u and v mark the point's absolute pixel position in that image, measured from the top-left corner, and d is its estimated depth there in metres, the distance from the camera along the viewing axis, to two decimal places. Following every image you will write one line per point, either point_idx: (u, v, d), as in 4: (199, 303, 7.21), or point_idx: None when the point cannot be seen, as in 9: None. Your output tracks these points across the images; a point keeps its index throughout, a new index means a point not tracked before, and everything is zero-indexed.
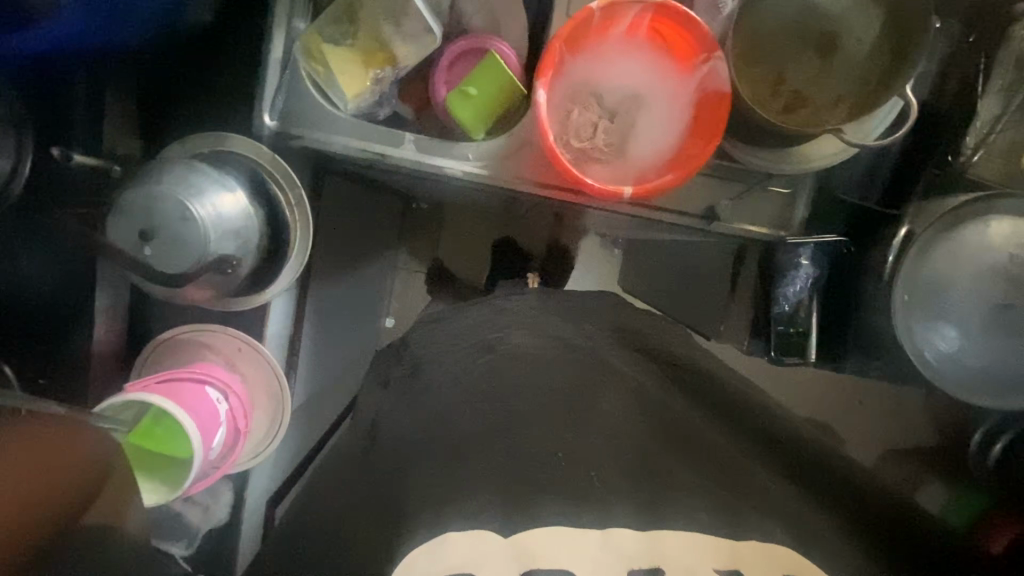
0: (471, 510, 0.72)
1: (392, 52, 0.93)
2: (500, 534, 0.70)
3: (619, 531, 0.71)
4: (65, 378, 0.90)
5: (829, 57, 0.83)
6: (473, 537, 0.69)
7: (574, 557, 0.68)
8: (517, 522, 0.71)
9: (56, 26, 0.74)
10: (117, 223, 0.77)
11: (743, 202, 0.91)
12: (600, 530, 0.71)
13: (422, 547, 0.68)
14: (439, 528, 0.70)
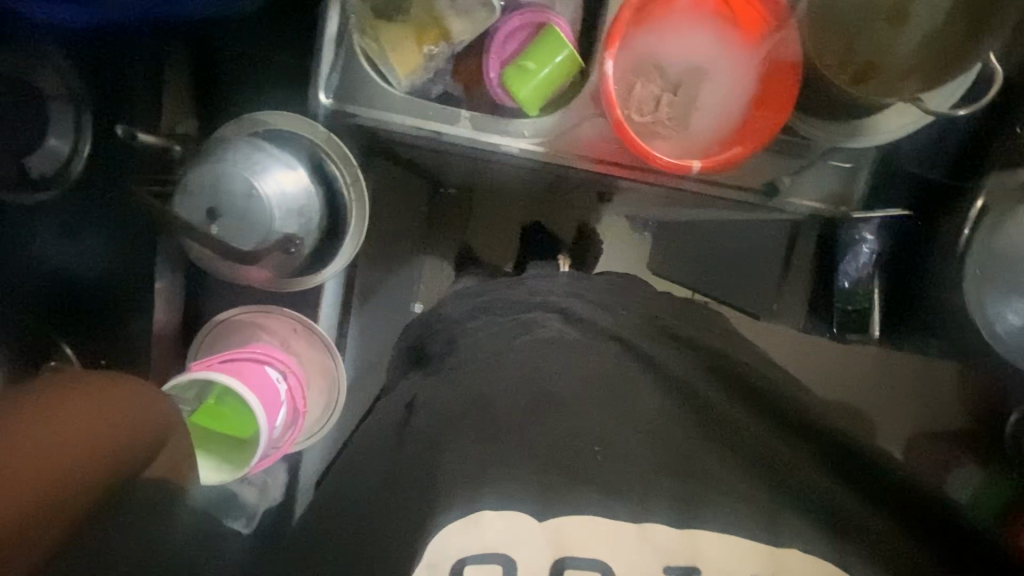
0: (507, 490, 0.62)
1: (446, 27, 0.92)
2: (535, 518, 0.61)
3: (656, 522, 0.62)
4: (128, 358, 0.92)
5: (901, 25, 0.80)
6: (507, 519, 0.61)
7: (610, 550, 0.62)
8: (553, 504, 0.62)
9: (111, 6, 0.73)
10: (184, 201, 0.78)
11: (801, 176, 0.91)
12: (639, 523, 0.62)
13: (458, 522, 0.61)
14: (474, 507, 0.61)
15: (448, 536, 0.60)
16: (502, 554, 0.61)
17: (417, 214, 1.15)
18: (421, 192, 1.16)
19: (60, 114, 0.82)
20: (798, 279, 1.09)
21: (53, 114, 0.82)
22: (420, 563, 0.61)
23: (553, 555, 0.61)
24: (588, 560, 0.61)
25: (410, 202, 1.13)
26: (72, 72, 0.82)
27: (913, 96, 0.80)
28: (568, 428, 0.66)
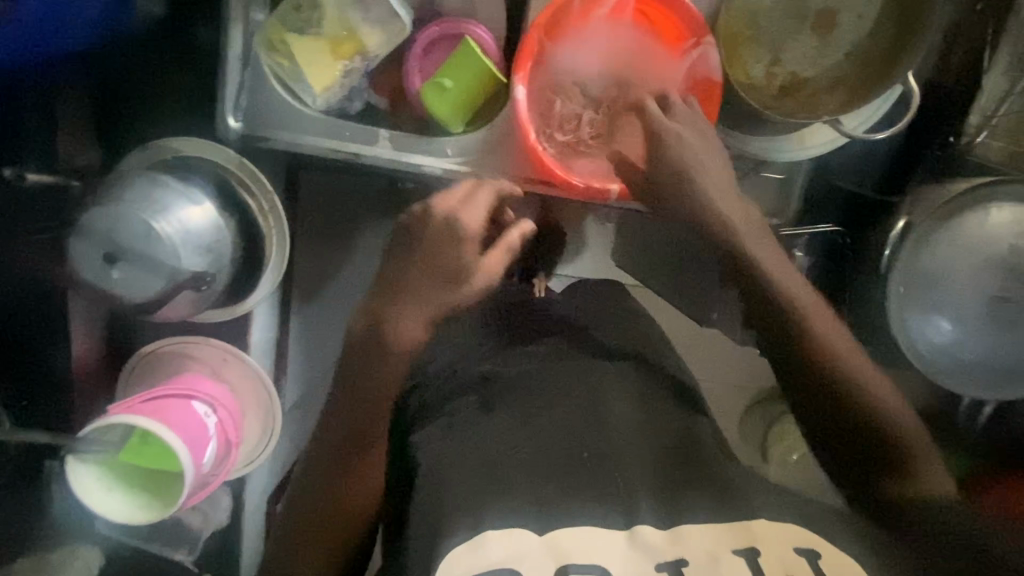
0: (508, 509, 0.63)
1: (360, 39, 0.87)
2: (537, 533, 0.61)
3: (645, 525, 0.62)
4: (52, 403, 0.89)
5: (826, 35, 0.77)
6: (509, 534, 0.61)
7: (609, 555, 0.60)
8: (550, 514, 0.63)
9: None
10: (81, 244, 0.73)
11: (737, 187, 0.88)
12: (629, 530, 0.62)
13: (461, 546, 0.60)
14: (478, 529, 0.61)
15: (456, 559, 0.59)
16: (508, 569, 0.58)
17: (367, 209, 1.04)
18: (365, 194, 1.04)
19: None
20: None
21: None
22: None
23: (556, 564, 0.58)
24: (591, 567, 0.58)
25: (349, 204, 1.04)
26: None
27: (839, 110, 0.76)
28: (525, 454, 0.69)
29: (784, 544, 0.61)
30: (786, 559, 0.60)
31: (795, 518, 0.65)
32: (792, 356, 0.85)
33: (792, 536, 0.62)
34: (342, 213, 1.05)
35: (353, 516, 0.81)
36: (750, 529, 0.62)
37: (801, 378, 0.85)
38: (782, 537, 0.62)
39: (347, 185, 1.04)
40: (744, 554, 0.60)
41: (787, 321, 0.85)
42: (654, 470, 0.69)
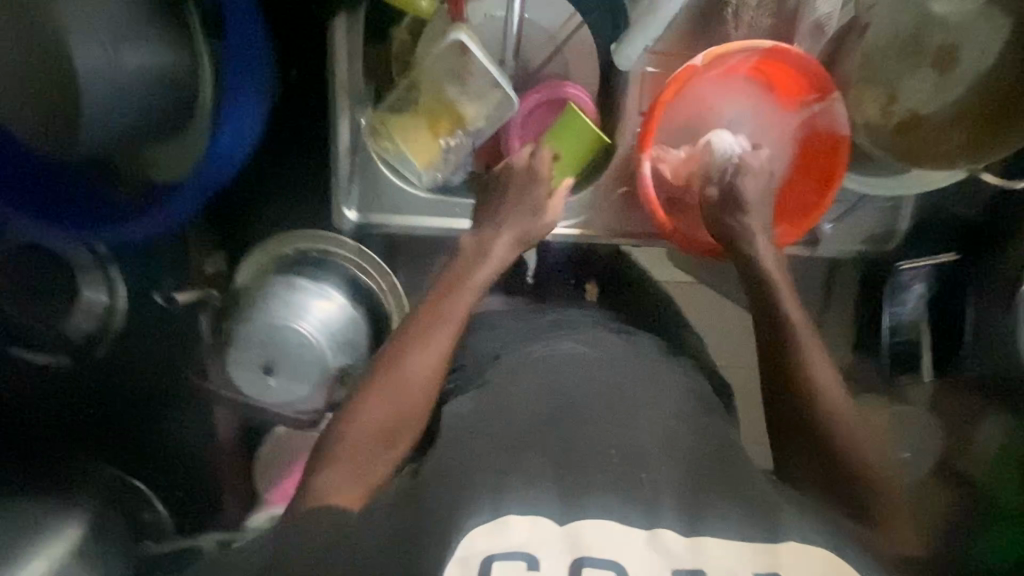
0: (529, 486, 0.52)
1: (459, 112, 0.85)
2: (557, 523, 0.50)
3: (668, 529, 0.51)
4: (203, 489, 0.95)
5: (946, 71, 0.75)
6: (532, 522, 0.49)
7: (630, 551, 0.49)
8: (580, 503, 0.51)
9: (166, 214, 0.73)
10: (240, 357, 0.77)
11: (846, 219, 0.90)
12: (651, 531, 0.51)
13: (483, 525, 0.48)
14: (501, 510, 0.49)
15: (476, 537, 0.47)
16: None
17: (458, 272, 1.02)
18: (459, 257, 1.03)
19: (87, 274, 0.79)
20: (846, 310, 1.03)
21: (82, 273, 0.79)
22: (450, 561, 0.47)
23: (569, 553, 0.48)
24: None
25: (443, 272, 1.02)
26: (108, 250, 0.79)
27: (965, 150, 0.76)
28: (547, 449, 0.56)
29: (808, 573, 0.51)
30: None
31: (826, 538, 0.54)
32: (791, 444, 0.66)
33: (817, 563, 0.51)
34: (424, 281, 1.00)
35: (406, 394, 0.67)
36: (777, 556, 0.51)
37: (808, 465, 0.64)
38: (810, 564, 0.51)
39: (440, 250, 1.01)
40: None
41: (815, 414, 0.65)
42: (723, 438, 0.63)
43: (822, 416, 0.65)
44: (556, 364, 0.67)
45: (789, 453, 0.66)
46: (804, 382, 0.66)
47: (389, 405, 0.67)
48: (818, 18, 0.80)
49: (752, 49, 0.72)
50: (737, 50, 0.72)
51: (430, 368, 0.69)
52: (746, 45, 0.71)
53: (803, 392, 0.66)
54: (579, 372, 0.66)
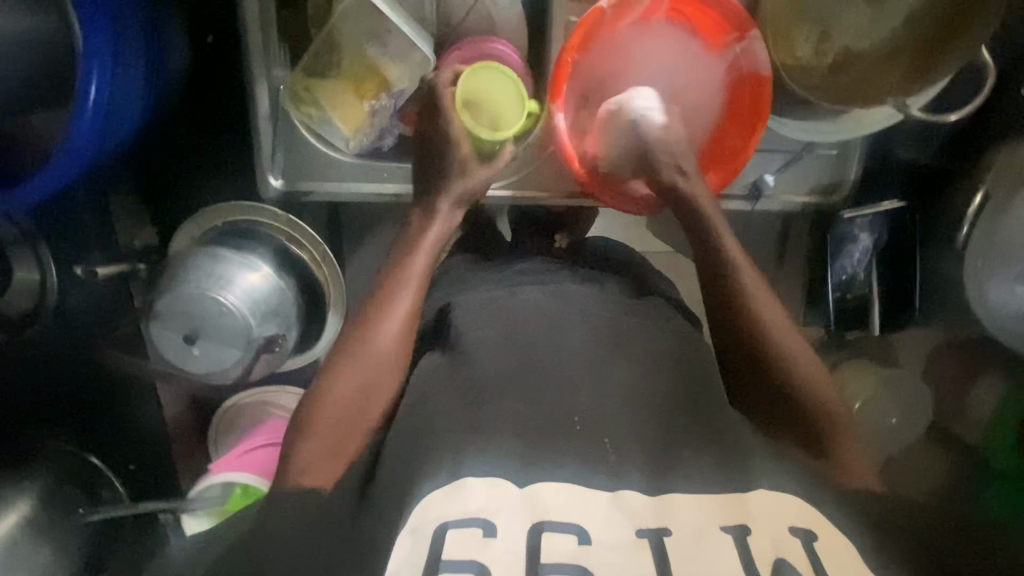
0: (490, 452, 0.52)
1: (383, 75, 0.83)
2: (514, 484, 0.50)
3: (631, 489, 0.51)
4: (155, 464, 0.98)
5: (878, 4, 0.71)
6: (491, 484, 0.50)
7: (591, 513, 0.49)
8: (536, 467, 0.52)
9: (35, 180, 0.65)
10: (159, 330, 0.77)
11: (789, 171, 0.84)
12: (614, 490, 0.51)
13: (441, 489, 0.50)
14: (457, 474, 0.50)
15: (430, 506, 0.49)
16: (476, 562, 0.46)
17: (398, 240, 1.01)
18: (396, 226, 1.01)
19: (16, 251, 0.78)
20: (799, 268, 0.97)
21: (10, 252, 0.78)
22: (402, 530, 0.49)
23: (529, 518, 0.48)
24: (564, 566, 0.46)
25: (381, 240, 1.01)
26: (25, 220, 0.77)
27: (899, 87, 0.71)
28: (508, 408, 0.56)
29: (779, 521, 0.49)
30: (779, 539, 0.48)
31: (797, 488, 0.53)
32: (740, 382, 0.66)
33: (792, 511, 0.50)
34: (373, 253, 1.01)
35: (377, 361, 0.65)
36: (746, 504, 0.50)
37: (754, 395, 0.65)
38: (779, 513, 0.50)
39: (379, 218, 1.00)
40: (733, 532, 0.48)
41: (761, 353, 0.65)
42: (658, 368, 0.63)
43: (766, 354, 0.64)
44: (510, 302, 0.67)
45: (742, 391, 0.66)
46: (749, 322, 0.65)
47: (359, 373, 0.64)
48: None
49: None
50: None
51: (404, 326, 0.67)
52: None
53: (749, 331, 0.65)
54: (518, 310, 0.66)
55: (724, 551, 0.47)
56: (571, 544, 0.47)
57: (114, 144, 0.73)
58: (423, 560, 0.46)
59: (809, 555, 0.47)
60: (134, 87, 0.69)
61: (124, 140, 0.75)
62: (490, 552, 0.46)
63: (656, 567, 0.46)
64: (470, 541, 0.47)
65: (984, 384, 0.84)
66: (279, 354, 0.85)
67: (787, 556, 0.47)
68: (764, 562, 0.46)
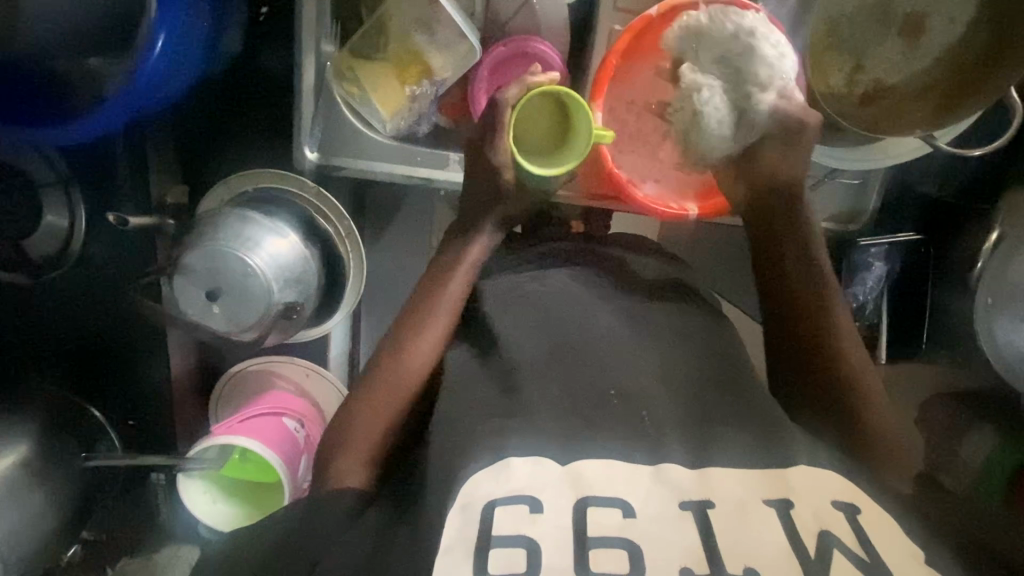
0: (533, 434, 0.55)
1: (427, 63, 0.86)
2: (558, 463, 0.53)
3: (674, 464, 0.53)
4: (152, 426, 0.97)
5: (913, 40, 0.74)
6: (534, 464, 0.52)
7: (633, 488, 0.51)
8: (579, 448, 0.54)
9: (93, 117, 0.68)
10: (184, 282, 0.78)
11: (811, 195, 0.86)
12: (656, 466, 0.53)
13: (486, 469, 0.52)
14: (500, 454, 0.53)
15: (478, 483, 0.51)
16: (525, 537, 0.48)
17: (421, 225, 1.03)
18: (421, 212, 1.03)
19: (50, 195, 0.80)
20: None
21: (45, 194, 0.81)
22: (453, 506, 0.51)
23: (573, 496, 0.50)
24: (611, 541, 0.48)
25: (405, 224, 1.03)
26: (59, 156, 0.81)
27: (927, 119, 0.73)
28: (541, 390, 0.59)
29: (821, 495, 0.52)
30: (821, 511, 0.50)
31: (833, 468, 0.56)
32: (794, 377, 0.69)
33: (830, 485, 0.53)
34: (394, 235, 1.03)
35: (404, 380, 0.70)
36: (787, 481, 0.53)
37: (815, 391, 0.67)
38: (821, 489, 0.52)
39: (404, 203, 1.02)
40: (777, 506, 0.51)
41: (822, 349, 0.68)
42: (672, 367, 0.65)
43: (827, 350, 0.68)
44: (546, 293, 0.70)
45: (795, 386, 0.69)
46: (812, 318, 0.69)
47: (388, 402, 0.70)
48: None
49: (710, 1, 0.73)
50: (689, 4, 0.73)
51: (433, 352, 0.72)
52: None
53: (812, 328, 0.69)
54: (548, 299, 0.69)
55: (770, 522, 0.49)
56: (618, 519, 0.49)
57: (164, 97, 0.75)
58: (475, 533, 0.48)
59: (852, 527, 0.50)
60: (193, 43, 0.72)
61: (170, 97, 0.77)
62: (539, 528, 0.48)
63: (701, 538, 0.48)
64: (517, 517, 0.49)
65: (973, 438, 0.85)
66: (293, 322, 0.86)
67: (831, 528, 0.49)
68: (810, 534, 0.48)
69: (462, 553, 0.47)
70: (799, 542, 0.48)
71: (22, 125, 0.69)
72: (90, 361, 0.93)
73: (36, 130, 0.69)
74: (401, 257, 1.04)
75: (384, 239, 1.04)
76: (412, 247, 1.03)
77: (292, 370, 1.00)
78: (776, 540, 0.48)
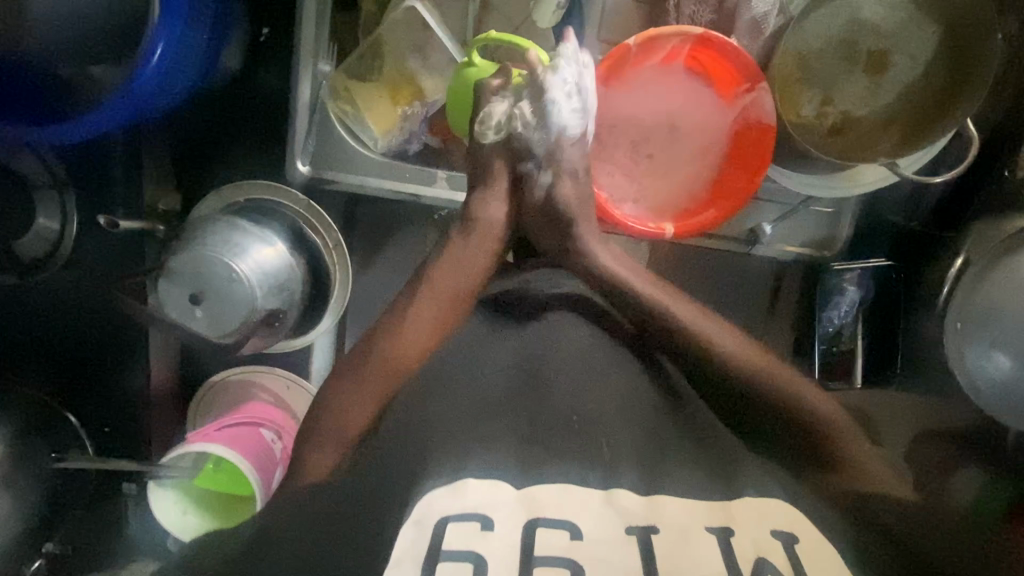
0: (492, 455, 0.57)
1: (418, 84, 0.89)
2: (513, 486, 0.54)
3: (623, 489, 0.55)
4: (126, 432, 0.97)
5: (878, 77, 0.78)
6: (490, 485, 0.54)
7: (583, 512, 0.53)
8: (536, 470, 0.56)
9: (89, 117, 0.71)
10: (170, 286, 0.78)
11: (785, 222, 0.91)
12: (606, 490, 0.55)
13: (443, 487, 0.53)
14: (457, 474, 0.54)
15: (433, 499, 0.52)
16: (474, 553, 0.49)
17: (407, 240, 1.05)
18: (407, 228, 1.04)
19: (44, 198, 0.83)
20: (788, 317, 1.00)
21: (38, 197, 0.82)
22: (407, 521, 0.52)
23: (525, 515, 0.52)
24: (556, 560, 0.49)
25: (391, 238, 1.05)
26: (53, 160, 0.83)
27: (890, 152, 0.77)
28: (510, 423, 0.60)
29: (761, 522, 0.53)
30: (759, 540, 0.52)
31: (782, 494, 0.57)
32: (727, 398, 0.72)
33: (773, 514, 0.54)
34: (383, 249, 1.05)
35: (377, 384, 0.70)
36: (729, 508, 0.55)
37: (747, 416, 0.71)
38: (763, 516, 0.54)
39: (393, 218, 1.04)
40: (718, 532, 0.52)
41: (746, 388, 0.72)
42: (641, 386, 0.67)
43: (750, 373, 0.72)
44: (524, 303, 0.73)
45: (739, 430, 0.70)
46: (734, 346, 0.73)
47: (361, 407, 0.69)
48: (755, 16, 0.78)
49: (685, 34, 0.76)
50: (670, 34, 0.76)
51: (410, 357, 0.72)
52: (676, 29, 0.75)
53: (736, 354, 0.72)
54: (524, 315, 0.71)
55: (710, 546, 0.51)
56: (564, 539, 0.50)
57: (161, 106, 0.78)
58: (423, 551, 0.49)
59: (790, 556, 0.51)
60: (195, 56, 0.75)
61: (168, 105, 0.80)
62: (488, 544, 0.50)
63: (643, 561, 0.50)
64: (469, 534, 0.50)
65: (962, 473, 0.81)
66: (274, 329, 0.86)
67: (768, 556, 0.51)
68: (745, 560, 0.50)
69: (410, 566, 0.48)
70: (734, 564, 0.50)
71: (32, 126, 0.72)
72: (69, 364, 0.93)
73: (35, 130, 0.72)
74: (388, 272, 1.05)
75: (370, 254, 1.05)
76: (398, 262, 1.05)
77: (274, 377, 1.00)
78: (715, 563, 0.50)
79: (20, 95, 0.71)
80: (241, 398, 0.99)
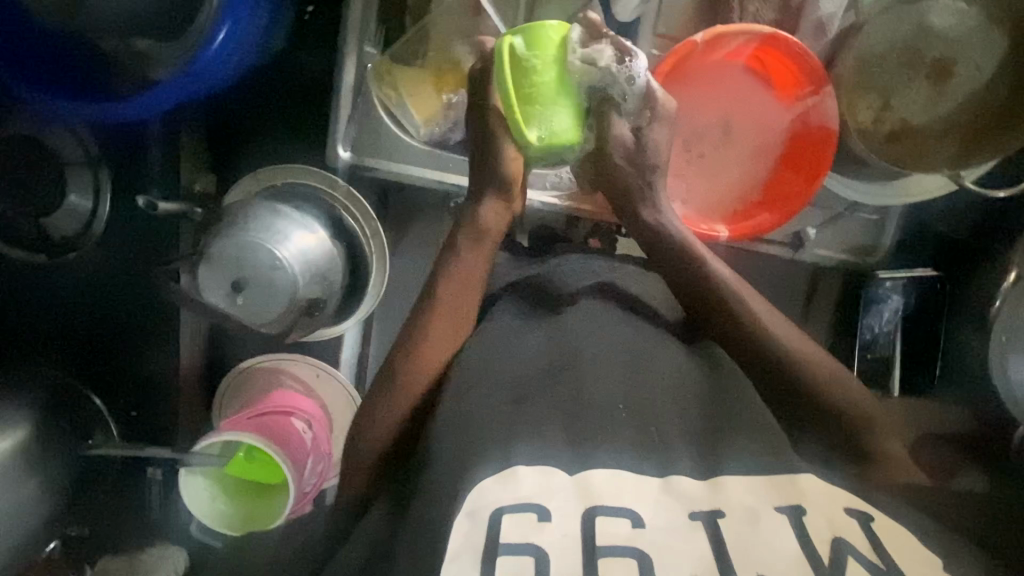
0: (544, 442, 0.53)
1: (465, 72, 0.86)
2: (566, 473, 0.51)
3: (683, 475, 0.52)
4: (152, 417, 0.95)
5: (941, 85, 0.77)
6: (541, 473, 0.50)
7: (640, 497, 0.50)
8: (590, 455, 0.52)
9: (143, 98, 0.70)
10: (208, 273, 0.76)
11: (830, 227, 0.90)
12: (664, 477, 0.52)
13: (492, 478, 0.50)
14: (507, 462, 0.51)
15: (485, 491, 0.49)
16: (532, 545, 0.46)
17: (441, 231, 1.03)
18: (442, 218, 1.02)
19: (76, 170, 0.79)
20: (823, 320, 0.99)
21: (70, 172, 0.79)
22: (458, 513, 0.49)
23: (581, 505, 0.49)
24: (621, 550, 0.46)
25: (425, 227, 1.03)
26: (85, 130, 0.80)
27: (952, 163, 0.76)
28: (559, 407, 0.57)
29: (834, 504, 0.51)
30: (836, 518, 0.50)
31: (844, 485, 0.54)
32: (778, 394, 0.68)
33: (841, 496, 0.52)
34: (416, 239, 1.03)
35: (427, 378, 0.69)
36: (797, 486, 0.51)
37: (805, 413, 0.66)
38: (833, 498, 0.51)
39: (428, 209, 1.02)
40: (788, 511, 0.49)
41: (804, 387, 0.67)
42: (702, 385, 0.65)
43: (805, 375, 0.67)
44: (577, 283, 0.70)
45: (788, 430, 0.67)
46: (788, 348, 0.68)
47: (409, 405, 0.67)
48: (820, 17, 0.78)
49: (752, 33, 0.74)
50: (738, 32, 0.74)
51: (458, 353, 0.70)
52: (745, 27, 0.73)
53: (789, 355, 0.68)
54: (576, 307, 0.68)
55: (784, 528, 0.48)
56: (627, 528, 0.47)
57: (211, 87, 0.76)
58: (481, 543, 0.47)
59: (867, 536, 0.49)
60: (255, 33, 0.74)
61: (222, 82, 0.78)
62: (546, 536, 0.47)
63: (714, 550, 0.47)
64: (526, 525, 0.47)
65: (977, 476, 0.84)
66: (310, 317, 0.84)
67: (843, 536, 0.48)
68: (822, 541, 0.48)
69: (470, 560, 0.46)
70: (810, 546, 0.47)
71: (76, 101, 0.71)
72: (95, 346, 0.91)
73: (83, 103, 0.70)
74: (421, 262, 1.03)
75: (402, 243, 1.03)
76: (430, 252, 1.03)
77: (304, 365, 0.98)
78: (790, 552, 0.47)
79: (70, 69, 0.70)
80: (268, 385, 0.97)
